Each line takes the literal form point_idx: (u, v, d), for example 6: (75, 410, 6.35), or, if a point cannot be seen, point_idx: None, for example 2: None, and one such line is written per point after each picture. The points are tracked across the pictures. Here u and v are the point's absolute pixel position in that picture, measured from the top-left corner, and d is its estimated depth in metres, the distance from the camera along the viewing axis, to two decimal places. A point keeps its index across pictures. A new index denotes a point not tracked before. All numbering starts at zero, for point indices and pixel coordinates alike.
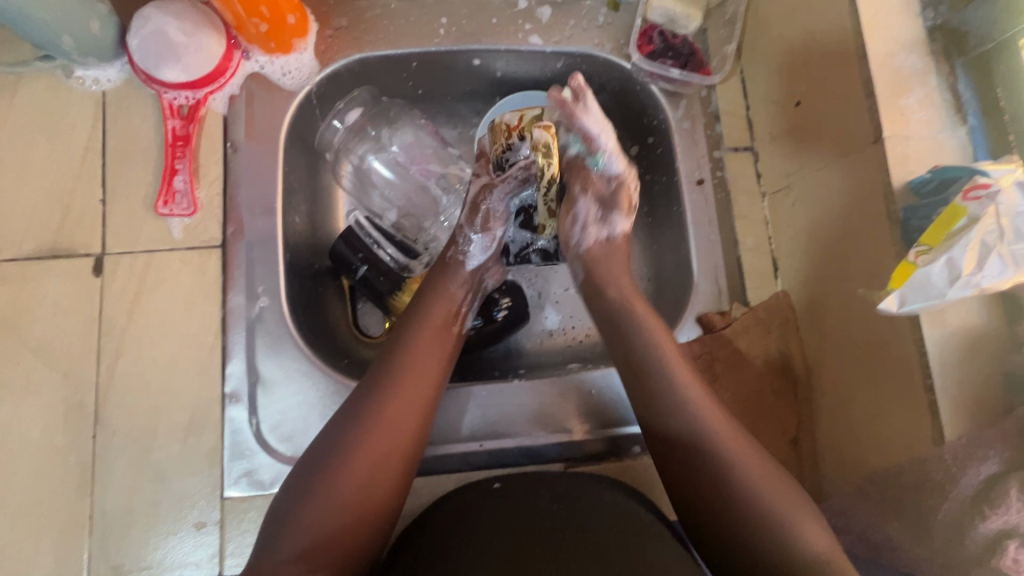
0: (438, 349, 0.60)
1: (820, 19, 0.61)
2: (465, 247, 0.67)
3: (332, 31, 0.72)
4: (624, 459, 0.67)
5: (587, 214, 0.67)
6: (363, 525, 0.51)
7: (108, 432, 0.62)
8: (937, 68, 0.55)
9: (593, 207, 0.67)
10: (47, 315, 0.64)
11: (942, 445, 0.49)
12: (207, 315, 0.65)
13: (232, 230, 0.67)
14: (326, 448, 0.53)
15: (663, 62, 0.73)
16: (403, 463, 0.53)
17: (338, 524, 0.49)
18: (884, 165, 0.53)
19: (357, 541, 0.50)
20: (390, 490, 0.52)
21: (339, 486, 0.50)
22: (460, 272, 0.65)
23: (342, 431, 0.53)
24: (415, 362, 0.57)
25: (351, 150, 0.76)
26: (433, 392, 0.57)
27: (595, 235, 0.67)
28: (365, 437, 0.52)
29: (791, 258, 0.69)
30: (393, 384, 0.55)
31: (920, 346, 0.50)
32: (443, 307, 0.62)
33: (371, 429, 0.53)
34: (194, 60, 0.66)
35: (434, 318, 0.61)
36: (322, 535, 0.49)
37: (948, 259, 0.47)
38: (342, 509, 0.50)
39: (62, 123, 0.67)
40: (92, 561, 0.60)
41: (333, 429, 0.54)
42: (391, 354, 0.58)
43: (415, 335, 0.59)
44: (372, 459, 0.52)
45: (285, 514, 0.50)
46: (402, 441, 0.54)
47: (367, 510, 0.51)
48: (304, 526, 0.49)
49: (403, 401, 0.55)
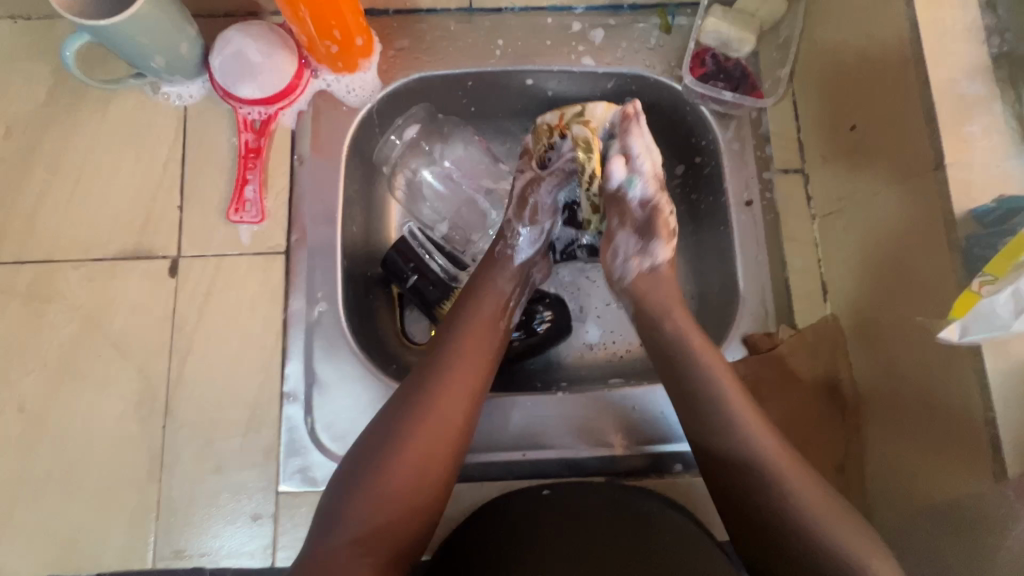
0: (483, 347, 0.62)
1: (878, 45, 0.61)
2: (512, 240, 0.68)
3: (394, 52, 0.75)
4: (665, 476, 0.68)
5: (661, 169, 0.64)
6: (412, 513, 0.54)
7: (176, 424, 0.66)
8: (1003, 95, 0.54)
9: (628, 236, 0.64)
10: (126, 312, 0.69)
11: (1003, 480, 0.48)
12: (270, 318, 0.69)
13: (296, 237, 0.71)
14: (378, 440, 0.55)
15: (715, 84, 0.75)
16: (449, 457, 0.56)
17: (390, 511, 0.53)
18: (945, 192, 0.53)
19: (406, 529, 0.54)
20: (437, 481, 0.55)
21: (391, 476, 0.53)
22: (508, 266, 0.67)
23: (393, 423, 0.56)
24: (461, 359, 0.60)
25: (406, 164, 0.80)
26: (479, 389, 0.60)
27: (636, 265, 0.65)
28: (414, 430, 0.55)
29: (842, 282, 0.69)
30: (441, 380, 0.58)
31: (982, 377, 0.49)
32: (488, 307, 0.64)
33: (421, 423, 0.56)
34: (269, 79, 0.71)
35: (480, 317, 0.64)
36: (374, 521, 0.52)
37: (1014, 290, 0.45)
38: (393, 497, 0.53)
39: (147, 135, 0.73)
40: (156, 544, 0.64)
41: (385, 421, 0.57)
42: (438, 351, 0.61)
43: (461, 333, 0.62)
44: (421, 451, 0.55)
45: (341, 501, 0.53)
46: (449, 435, 0.57)
47: (415, 499, 0.54)
48: (358, 513, 0.52)
49: (450, 397, 0.58)
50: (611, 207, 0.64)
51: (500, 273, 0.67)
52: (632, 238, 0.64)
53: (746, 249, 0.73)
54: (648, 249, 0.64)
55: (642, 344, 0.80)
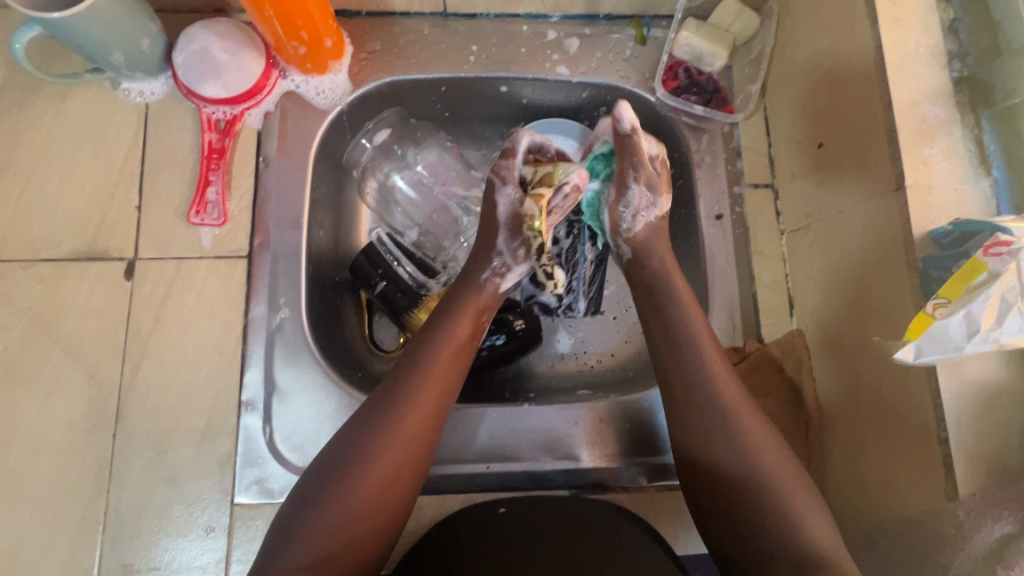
0: (454, 363, 0.60)
1: (845, 65, 0.62)
2: (505, 269, 0.64)
3: (366, 55, 0.74)
4: (630, 490, 0.67)
5: (637, 202, 0.64)
6: (371, 535, 0.52)
7: (128, 432, 0.64)
8: (962, 119, 0.55)
9: (643, 194, 0.63)
10: (78, 315, 0.66)
11: (956, 500, 0.49)
12: (229, 324, 0.67)
13: (259, 242, 0.69)
14: (335, 462, 0.54)
15: (688, 97, 0.75)
16: (411, 477, 0.55)
17: (348, 533, 0.51)
18: (905, 214, 0.54)
19: (363, 552, 0.52)
20: (397, 503, 0.54)
21: (345, 500, 0.52)
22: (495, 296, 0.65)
23: (356, 439, 0.54)
24: (431, 376, 0.58)
25: (376, 167, 0.78)
26: (445, 407, 0.58)
27: (643, 217, 0.65)
28: (373, 450, 0.54)
29: (808, 297, 0.69)
30: (407, 397, 0.56)
31: (936, 397, 0.50)
32: (460, 325, 0.62)
33: (385, 441, 0.54)
34: (235, 78, 0.68)
35: (451, 333, 0.61)
36: (332, 543, 0.50)
37: (967, 314, 0.47)
38: (353, 518, 0.51)
39: (106, 132, 0.71)
40: (103, 558, 0.61)
41: (342, 442, 0.55)
42: (407, 366, 0.58)
43: (431, 348, 0.60)
44: (383, 471, 0.53)
45: (297, 520, 0.51)
46: (411, 456, 0.55)
47: (375, 521, 0.53)
48: (315, 534, 0.50)
49: (411, 417, 0.56)
50: (630, 164, 0.61)
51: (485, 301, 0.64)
52: (646, 192, 0.63)
53: (715, 263, 0.73)
54: (654, 202, 0.64)
55: (613, 355, 0.80)
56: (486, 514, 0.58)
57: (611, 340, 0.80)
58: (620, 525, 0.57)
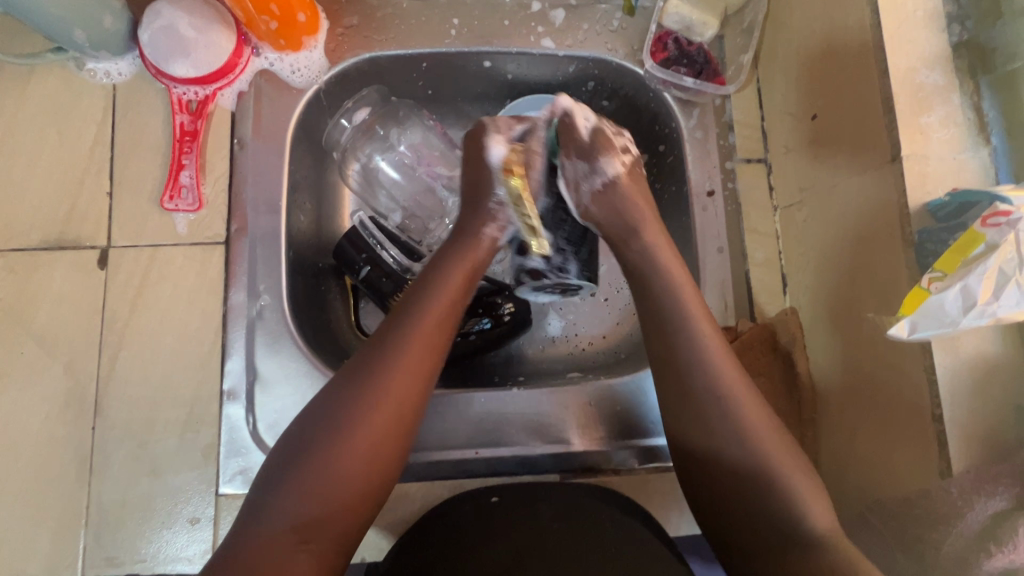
0: (439, 320, 0.57)
1: (840, 30, 0.59)
2: (506, 221, 0.63)
3: (343, 30, 0.71)
4: (621, 472, 0.67)
5: (576, 172, 0.62)
6: (359, 499, 0.51)
7: (108, 424, 0.63)
8: (961, 85, 0.53)
9: (579, 166, 0.62)
10: (51, 306, 0.64)
11: (949, 477, 0.48)
12: (209, 312, 0.65)
13: (237, 227, 0.67)
14: (318, 421, 0.52)
15: (677, 70, 0.72)
16: (398, 438, 0.53)
17: (331, 497, 0.49)
18: (901, 185, 0.52)
19: (352, 515, 0.51)
20: (384, 465, 0.52)
21: (331, 460, 0.50)
22: (493, 248, 0.63)
23: (337, 402, 0.52)
24: (414, 335, 0.55)
25: (357, 149, 0.76)
26: (432, 365, 0.56)
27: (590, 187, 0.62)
28: (359, 409, 0.52)
29: (802, 275, 0.68)
30: (390, 358, 0.54)
31: (931, 374, 0.49)
32: (443, 282, 0.59)
33: (367, 401, 0.52)
34: (204, 56, 0.66)
35: (434, 289, 0.58)
36: (316, 508, 0.49)
37: (963, 287, 0.45)
38: (338, 482, 0.50)
39: (72, 115, 0.68)
40: (87, 551, 0.60)
41: (326, 402, 0.53)
42: (388, 326, 0.56)
43: (412, 305, 0.57)
44: (368, 433, 0.51)
45: (278, 482, 0.50)
46: (397, 417, 0.53)
47: (361, 484, 0.51)
48: (298, 499, 0.49)
49: (398, 376, 0.53)
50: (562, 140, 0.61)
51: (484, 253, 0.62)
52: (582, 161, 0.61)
53: (707, 241, 0.71)
54: (597, 169, 0.62)
55: (604, 337, 0.79)
56: (479, 502, 0.57)
57: (602, 322, 0.79)
58: (623, 517, 0.56)
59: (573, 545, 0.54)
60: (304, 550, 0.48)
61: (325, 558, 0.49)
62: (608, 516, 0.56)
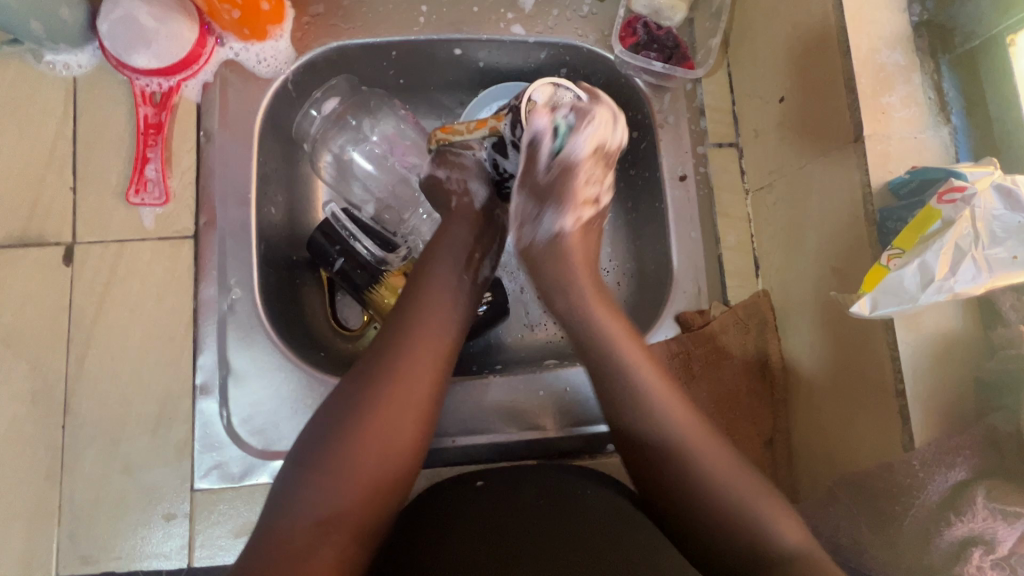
0: (456, 307, 0.59)
1: (805, 12, 0.59)
2: (464, 187, 0.65)
3: (309, 19, 0.70)
4: (598, 456, 0.67)
5: (535, 181, 0.62)
6: (382, 486, 0.50)
7: (78, 422, 0.62)
8: (921, 66, 0.53)
9: (539, 191, 0.62)
10: (16, 304, 0.63)
11: (912, 449, 0.49)
12: (179, 307, 0.65)
13: (205, 221, 0.66)
14: (334, 415, 0.52)
15: (647, 54, 0.72)
16: (419, 418, 0.53)
17: (354, 487, 0.49)
18: (864, 165, 0.52)
19: (374, 506, 0.50)
20: (407, 455, 0.52)
21: (353, 451, 0.50)
22: (469, 215, 0.64)
23: (357, 389, 0.52)
24: (431, 319, 0.57)
25: (328, 140, 0.74)
26: (448, 347, 0.57)
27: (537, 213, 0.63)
28: (377, 399, 0.52)
29: (772, 257, 0.69)
30: (408, 346, 0.55)
31: (893, 350, 0.49)
32: (455, 267, 0.61)
33: (385, 390, 0.52)
34: (166, 46, 0.65)
35: (449, 275, 0.60)
36: (340, 497, 0.48)
37: (921, 264, 0.46)
38: (361, 469, 0.49)
39: (32, 109, 0.66)
40: (61, 550, 0.60)
41: (340, 395, 0.53)
42: (399, 310, 0.58)
43: (429, 290, 0.58)
44: (389, 420, 0.51)
45: (297, 478, 0.49)
46: (419, 398, 0.53)
47: (384, 474, 0.50)
48: (323, 489, 0.48)
49: (413, 362, 0.54)
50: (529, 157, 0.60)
51: (459, 225, 0.64)
52: (532, 202, 0.63)
53: (680, 225, 0.72)
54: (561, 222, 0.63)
55: None
56: (461, 488, 0.57)
57: None
58: (617, 504, 0.54)
59: (556, 522, 0.53)
60: (327, 542, 0.47)
61: (348, 549, 0.48)
62: (594, 500, 0.54)
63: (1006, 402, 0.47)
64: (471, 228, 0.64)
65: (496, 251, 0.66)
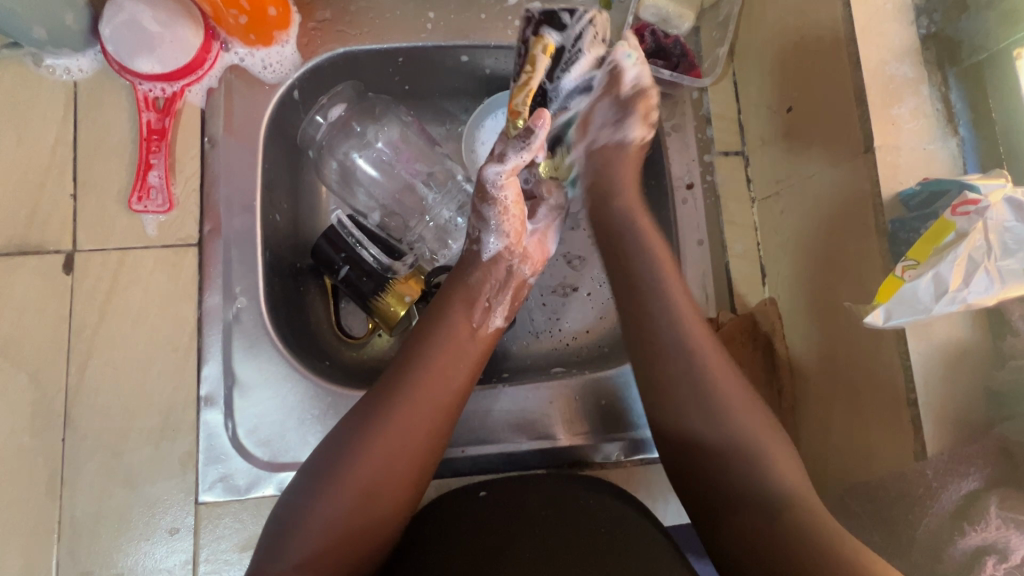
0: (460, 351, 0.57)
1: (814, 23, 0.59)
2: (478, 235, 0.63)
3: (315, 24, 0.69)
4: (607, 464, 0.67)
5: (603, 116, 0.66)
6: (366, 533, 0.49)
7: (79, 435, 0.60)
8: (930, 77, 0.54)
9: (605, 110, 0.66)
10: (15, 313, 0.62)
11: (925, 459, 0.49)
12: (183, 317, 0.63)
13: (209, 228, 0.65)
14: (329, 459, 0.51)
15: (655, 62, 0.72)
16: (411, 467, 0.51)
17: (336, 533, 0.48)
18: (874, 176, 0.52)
19: (359, 550, 0.49)
20: (394, 504, 0.50)
21: (341, 496, 0.49)
22: (477, 264, 0.62)
23: (352, 434, 0.51)
24: (429, 364, 0.55)
25: (334, 147, 0.73)
26: (450, 394, 0.55)
27: (607, 133, 0.67)
28: (369, 445, 0.50)
29: (779, 265, 0.69)
30: (406, 393, 0.53)
31: (904, 360, 0.50)
32: (467, 308, 0.60)
33: (377, 435, 0.51)
34: (170, 50, 0.64)
35: (455, 318, 0.59)
36: (320, 544, 0.47)
37: (935, 275, 0.46)
38: (348, 517, 0.48)
39: (31, 114, 0.65)
40: (60, 566, 0.59)
41: (338, 439, 0.52)
42: (406, 354, 0.56)
43: (432, 332, 0.57)
44: (379, 466, 0.50)
45: (286, 520, 0.49)
46: (412, 445, 0.52)
47: (368, 524, 0.49)
48: (306, 534, 0.47)
49: (409, 409, 0.52)
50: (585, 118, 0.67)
51: (470, 269, 0.62)
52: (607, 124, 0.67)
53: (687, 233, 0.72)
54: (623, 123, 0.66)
55: (587, 331, 0.78)
56: (465, 500, 0.55)
57: (586, 316, 0.78)
58: (624, 512, 0.54)
59: (562, 527, 0.52)
60: None
61: None
62: (601, 505, 0.54)
63: (1017, 411, 0.48)
64: (478, 270, 0.62)
65: (508, 300, 0.63)
